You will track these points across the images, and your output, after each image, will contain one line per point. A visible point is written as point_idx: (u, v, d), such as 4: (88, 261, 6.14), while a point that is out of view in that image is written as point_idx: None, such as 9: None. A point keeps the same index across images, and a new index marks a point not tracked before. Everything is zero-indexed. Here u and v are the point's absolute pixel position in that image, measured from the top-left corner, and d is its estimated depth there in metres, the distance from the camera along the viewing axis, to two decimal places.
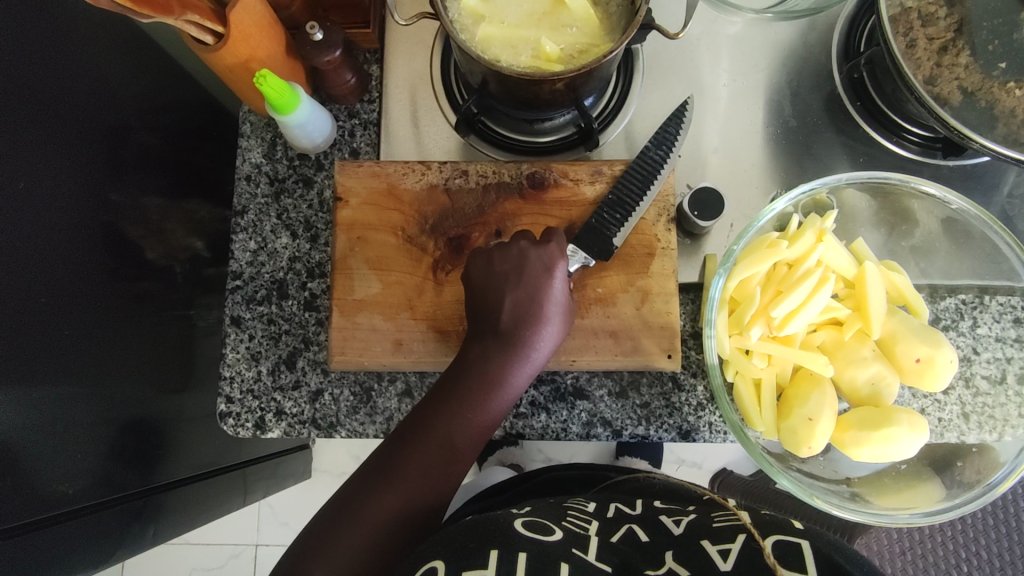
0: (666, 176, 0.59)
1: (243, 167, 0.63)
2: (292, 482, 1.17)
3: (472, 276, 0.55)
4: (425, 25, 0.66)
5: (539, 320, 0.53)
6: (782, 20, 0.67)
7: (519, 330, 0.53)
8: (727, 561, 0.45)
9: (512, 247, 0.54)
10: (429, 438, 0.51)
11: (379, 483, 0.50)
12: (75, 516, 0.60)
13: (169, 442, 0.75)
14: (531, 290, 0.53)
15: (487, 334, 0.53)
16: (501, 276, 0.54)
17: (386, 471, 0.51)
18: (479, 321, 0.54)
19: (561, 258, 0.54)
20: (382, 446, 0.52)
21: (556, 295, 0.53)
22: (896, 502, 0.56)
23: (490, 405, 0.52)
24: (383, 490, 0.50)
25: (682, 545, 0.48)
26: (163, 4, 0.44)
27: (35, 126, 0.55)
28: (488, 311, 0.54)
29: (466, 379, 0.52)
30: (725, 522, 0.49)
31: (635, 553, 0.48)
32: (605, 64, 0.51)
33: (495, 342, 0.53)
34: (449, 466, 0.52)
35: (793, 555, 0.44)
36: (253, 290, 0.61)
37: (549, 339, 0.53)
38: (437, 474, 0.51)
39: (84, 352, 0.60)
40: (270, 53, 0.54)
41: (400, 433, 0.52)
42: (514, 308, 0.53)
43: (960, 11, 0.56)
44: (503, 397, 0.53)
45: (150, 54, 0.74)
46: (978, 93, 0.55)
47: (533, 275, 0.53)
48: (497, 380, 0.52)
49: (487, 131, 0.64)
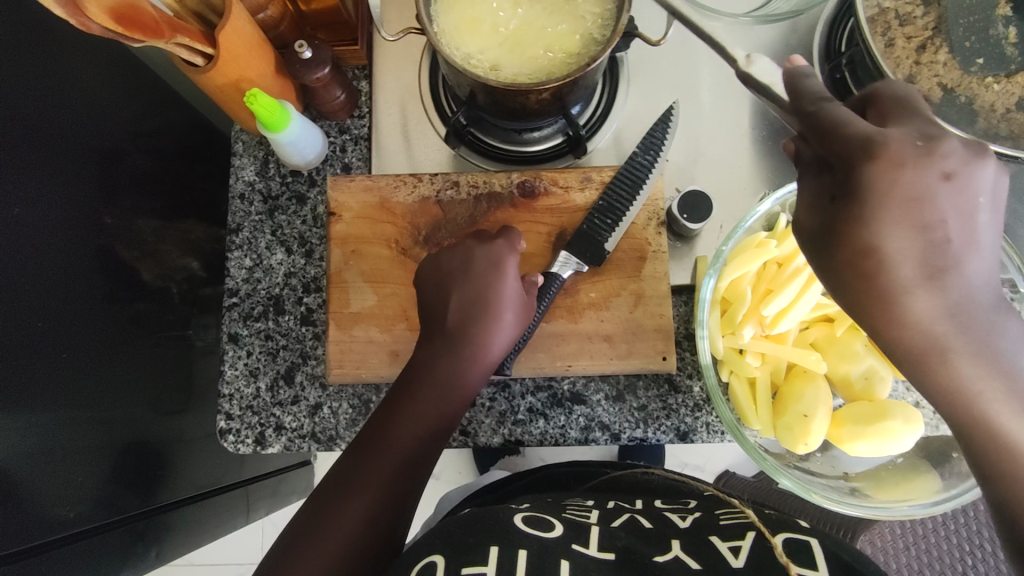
0: (655, 181, 0.59)
1: (237, 186, 0.64)
2: (295, 498, 1.17)
3: (423, 277, 0.56)
4: (412, 41, 0.67)
5: (487, 314, 0.53)
6: (764, 24, 0.67)
7: (467, 326, 0.54)
8: (739, 558, 0.44)
9: (458, 248, 0.56)
10: (385, 448, 0.50)
11: (345, 495, 0.48)
12: (80, 540, 0.60)
13: (171, 462, 0.75)
14: (480, 285, 0.54)
15: (434, 335, 0.54)
16: (450, 274, 0.55)
17: (345, 483, 0.49)
18: (430, 323, 0.55)
19: (509, 252, 0.55)
20: (343, 456, 0.51)
21: (507, 290, 0.54)
22: (895, 494, 0.56)
23: (444, 406, 0.53)
24: (340, 502, 0.48)
25: (691, 539, 0.48)
26: (153, 27, 0.45)
27: (27, 152, 0.55)
28: (436, 308, 0.55)
29: (417, 382, 0.53)
30: (732, 521, 0.49)
31: (639, 540, 0.48)
32: (590, 72, 0.52)
33: (443, 341, 0.54)
34: (408, 477, 0.50)
35: (806, 553, 0.44)
36: (250, 307, 0.61)
37: (502, 334, 0.54)
38: (401, 478, 0.50)
39: (83, 374, 0.60)
40: (259, 72, 0.55)
41: (358, 444, 0.51)
42: (460, 304, 0.54)
43: (936, 10, 0.57)
44: (460, 393, 0.53)
45: (140, 77, 0.75)
46: (957, 89, 0.55)
47: (478, 272, 0.54)
48: (448, 379, 0.53)
49: (477, 141, 0.65)
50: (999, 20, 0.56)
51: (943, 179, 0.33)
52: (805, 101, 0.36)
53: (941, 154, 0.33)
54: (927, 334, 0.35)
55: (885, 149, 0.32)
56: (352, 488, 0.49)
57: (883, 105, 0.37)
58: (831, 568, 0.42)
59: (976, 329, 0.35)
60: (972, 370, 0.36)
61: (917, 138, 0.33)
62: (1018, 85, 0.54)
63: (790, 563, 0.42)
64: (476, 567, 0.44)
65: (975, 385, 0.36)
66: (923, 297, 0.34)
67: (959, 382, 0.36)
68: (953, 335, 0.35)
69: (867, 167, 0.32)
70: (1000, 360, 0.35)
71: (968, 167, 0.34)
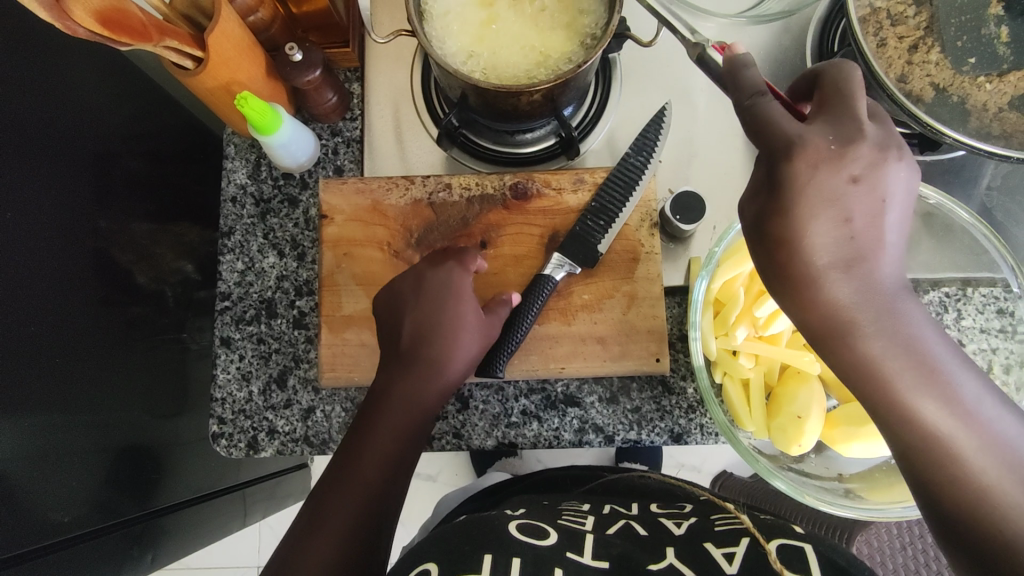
0: (647, 182, 0.59)
1: (229, 189, 0.64)
2: (292, 501, 1.16)
3: (380, 303, 0.56)
4: (404, 42, 0.67)
5: (440, 337, 0.53)
6: (758, 25, 0.67)
7: (420, 348, 0.53)
8: (733, 565, 0.44)
9: (410, 272, 0.55)
10: (353, 476, 0.48)
11: (314, 526, 0.46)
12: (75, 545, 0.60)
13: (166, 466, 0.74)
14: (434, 305, 0.53)
15: (390, 360, 0.54)
16: (404, 297, 0.55)
17: (318, 516, 0.46)
18: (387, 347, 0.54)
19: (460, 272, 0.55)
20: (312, 492, 0.48)
21: (464, 311, 0.53)
22: (888, 496, 0.55)
23: (409, 432, 0.51)
24: (312, 536, 0.45)
25: (685, 545, 0.48)
26: (142, 30, 0.45)
27: (20, 156, 0.55)
28: (393, 333, 0.54)
29: (379, 408, 0.52)
30: (727, 526, 0.49)
31: (634, 546, 0.48)
32: (582, 73, 0.51)
33: (397, 364, 0.53)
34: (380, 504, 0.48)
35: (798, 557, 0.43)
36: (242, 310, 0.61)
37: (461, 357, 0.53)
38: (368, 506, 0.47)
39: (77, 379, 0.60)
40: (249, 74, 0.55)
41: (326, 476, 0.49)
42: (415, 327, 0.54)
43: (928, 9, 0.57)
44: (421, 419, 0.52)
45: (133, 80, 0.75)
46: (950, 88, 0.55)
47: (432, 293, 0.54)
48: (410, 402, 0.52)
49: (469, 143, 0.65)
50: (992, 19, 0.56)
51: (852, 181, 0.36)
52: (743, 95, 0.39)
53: (851, 157, 0.36)
54: (843, 309, 0.37)
55: (806, 146, 0.36)
56: (320, 518, 0.46)
57: (826, 90, 0.38)
58: (825, 572, 0.42)
59: (889, 312, 0.37)
60: (883, 348, 0.38)
61: (831, 141, 0.36)
62: (1009, 84, 0.54)
63: (784, 569, 0.42)
64: (470, 574, 0.44)
65: (891, 364, 0.37)
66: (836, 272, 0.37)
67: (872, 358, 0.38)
68: (860, 313, 0.37)
69: (786, 162, 0.36)
70: (911, 344, 0.37)
71: (877, 167, 0.36)
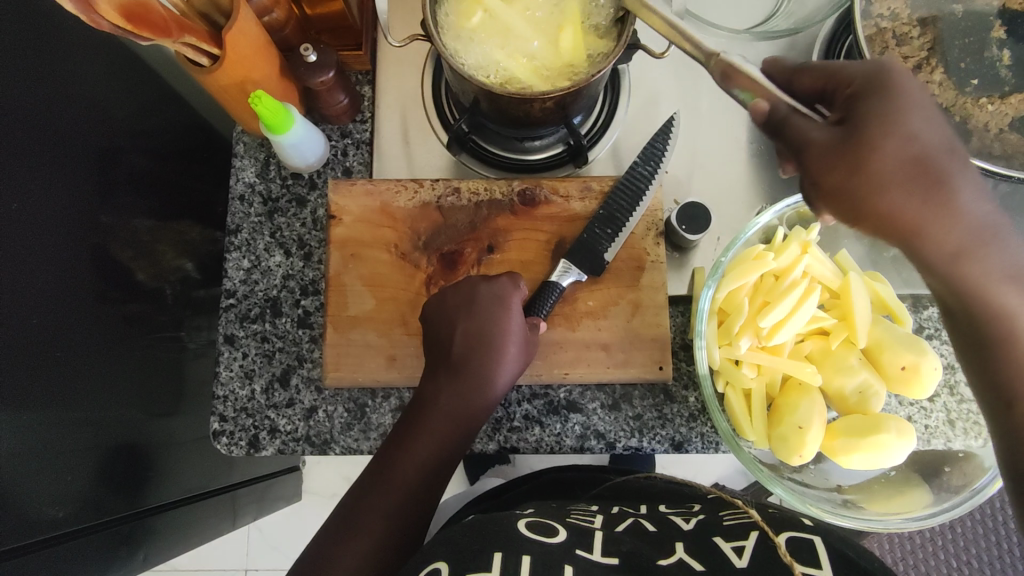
0: (654, 192, 0.60)
1: (237, 187, 0.64)
2: (283, 504, 1.16)
3: (425, 311, 0.56)
4: (416, 48, 0.68)
5: (483, 350, 0.54)
6: (763, 40, 0.69)
7: (469, 359, 0.54)
8: (743, 558, 0.44)
9: (463, 282, 0.56)
10: (391, 479, 0.51)
11: (351, 526, 0.49)
12: (64, 542, 0.59)
13: (159, 465, 0.74)
14: (483, 320, 0.54)
15: (436, 368, 0.55)
16: (453, 308, 0.55)
17: (356, 517, 0.50)
18: (431, 352, 0.55)
19: (513, 289, 0.55)
20: (352, 489, 0.52)
21: (514, 324, 0.54)
22: (887, 507, 0.57)
23: (446, 437, 0.53)
24: (351, 535, 0.49)
25: (694, 540, 0.48)
26: (162, 26, 0.45)
27: (24, 147, 0.55)
28: (437, 339, 0.55)
29: (418, 413, 0.54)
30: (734, 521, 0.49)
31: (643, 544, 0.48)
32: (594, 82, 0.52)
33: (445, 373, 0.54)
34: (413, 507, 0.51)
35: (808, 550, 0.44)
36: (247, 308, 0.61)
37: (505, 369, 0.54)
38: (403, 512, 0.50)
39: (72, 374, 0.59)
40: (264, 73, 0.55)
41: (365, 477, 0.52)
42: (464, 337, 0.54)
43: (933, 30, 0.58)
44: (458, 429, 0.53)
45: (140, 77, 0.75)
46: (952, 108, 0.56)
47: (484, 306, 0.54)
48: (445, 411, 0.53)
49: (479, 149, 0.65)
50: (994, 42, 0.57)
51: (932, 105, 0.36)
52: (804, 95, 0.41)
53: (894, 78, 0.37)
54: (953, 239, 0.37)
55: (892, 87, 0.37)
56: (357, 518, 0.50)
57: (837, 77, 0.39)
58: (835, 567, 0.42)
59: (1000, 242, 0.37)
60: (1000, 268, 0.38)
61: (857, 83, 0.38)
62: (1011, 106, 0.56)
63: (793, 562, 0.43)
64: (480, 573, 0.44)
65: (1000, 282, 0.38)
66: (958, 204, 0.36)
67: (986, 278, 0.38)
68: (992, 229, 0.37)
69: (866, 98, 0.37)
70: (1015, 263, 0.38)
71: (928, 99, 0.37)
